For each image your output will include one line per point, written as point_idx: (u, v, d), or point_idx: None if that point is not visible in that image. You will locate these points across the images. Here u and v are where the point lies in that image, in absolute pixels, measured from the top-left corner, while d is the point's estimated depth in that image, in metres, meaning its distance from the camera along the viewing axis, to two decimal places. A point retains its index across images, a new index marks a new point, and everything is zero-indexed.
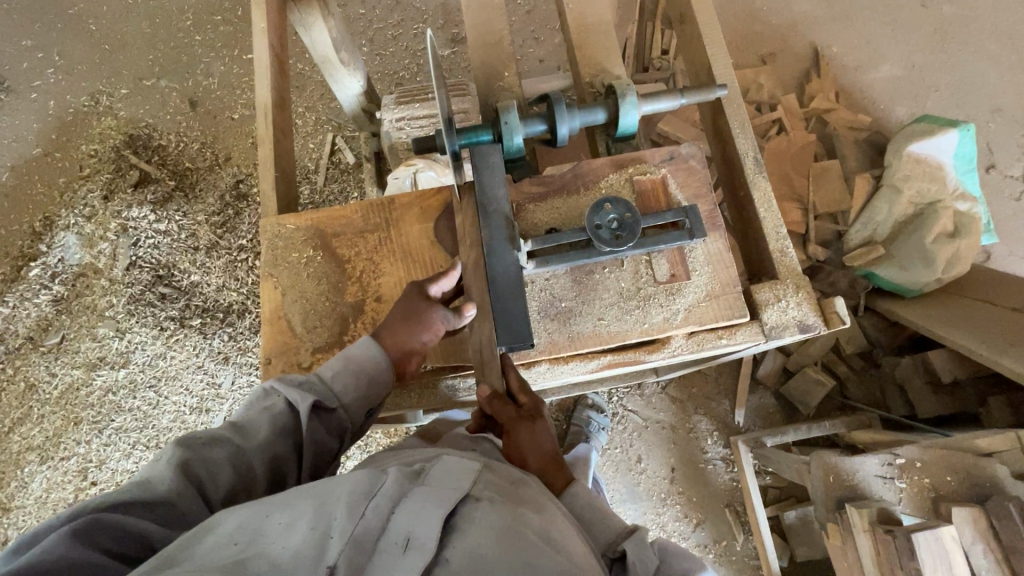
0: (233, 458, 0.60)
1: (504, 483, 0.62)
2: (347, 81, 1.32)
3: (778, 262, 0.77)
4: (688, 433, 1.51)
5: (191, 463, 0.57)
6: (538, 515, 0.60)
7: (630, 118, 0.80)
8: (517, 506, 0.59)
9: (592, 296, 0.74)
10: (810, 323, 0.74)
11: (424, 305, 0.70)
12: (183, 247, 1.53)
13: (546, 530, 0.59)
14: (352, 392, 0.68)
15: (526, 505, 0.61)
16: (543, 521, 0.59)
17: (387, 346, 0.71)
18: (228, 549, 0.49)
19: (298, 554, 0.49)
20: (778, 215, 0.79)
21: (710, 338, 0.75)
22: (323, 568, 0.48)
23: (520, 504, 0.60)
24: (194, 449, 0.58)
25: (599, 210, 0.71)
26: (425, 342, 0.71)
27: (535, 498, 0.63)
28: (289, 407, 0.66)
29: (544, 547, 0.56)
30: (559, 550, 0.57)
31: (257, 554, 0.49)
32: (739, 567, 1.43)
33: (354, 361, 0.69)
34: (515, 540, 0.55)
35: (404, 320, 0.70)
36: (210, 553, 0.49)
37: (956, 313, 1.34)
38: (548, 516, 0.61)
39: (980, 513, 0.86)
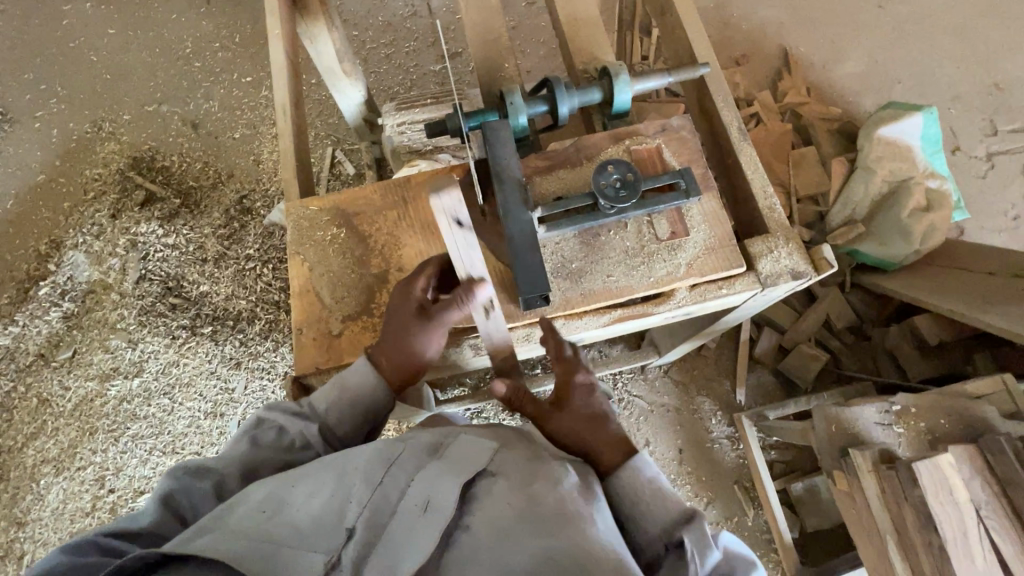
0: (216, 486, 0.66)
1: (522, 460, 0.65)
2: (349, 91, 1.39)
3: (769, 218, 0.83)
4: (693, 413, 1.55)
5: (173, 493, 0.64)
6: (552, 491, 0.62)
7: (624, 96, 0.88)
8: (533, 482, 0.63)
9: (600, 255, 0.80)
10: (801, 269, 0.80)
11: (407, 319, 0.73)
12: (192, 259, 1.57)
13: (561, 500, 0.61)
14: (340, 416, 0.73)
15: (543, 478, 0.63)
16: (557, 494, 0.61)
17: (381, 368, 0.74)
18: (260, 517, 0.59)
19: (321, 519, 0.59)
20: (765, 177, 0.86)
21: (711, 289, 0.80)
22: (343, 530, 0.59)
23: (537, 478, 0.63)
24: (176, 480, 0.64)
25: (603, 172, 0.78)
26: (411, 355, 0.74)
27: (552, 471, 0.64)
28: (280, 434, 0.72)
29: (560, 518, 0.59)
30: (573, 523, 0.59)
31: (284, 521, 0.58)
32: (752, 543, 1.45)
33: (340, 385, 0.73)
34: (530, 516, 0.59)
35: (393, 343, 0.73)
36: (244, 520, 0.58)
37: (935, 280, 1.41)
38: (564, 491, 0.62)
39: (974, 449, 0.90)
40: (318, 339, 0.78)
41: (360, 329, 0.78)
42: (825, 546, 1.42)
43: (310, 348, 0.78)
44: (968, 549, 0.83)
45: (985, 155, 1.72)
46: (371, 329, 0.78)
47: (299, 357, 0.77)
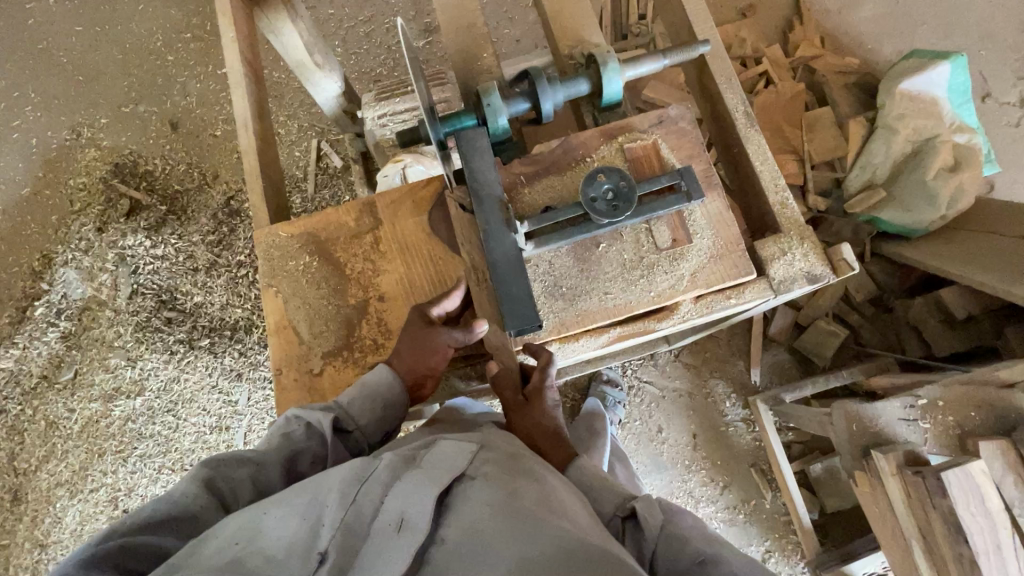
0: (254, 477, 0.61)
1: (502, 460, 0.62)
2: (324, 84, 1.29)
3: (781, 214, 0.76)
4: (706, 397, 1.51)
5: (215, 478, 0.59)
6: (534, 486, 0.59)
7: (614, 86, 0.79)
8: (513, 481, 0.59)
9: (595, 272, 0.73)
10: (818, 273, 0.73)
11: (428, 329, 0.71)
12: (183, 269, 1.53)
13: (543, 497, 0.57)
14: (368, 416, 0.69)
15: (523, 477, 0.60)
16: (538, 489, 0.58)
17: (400, 369, 0.72)
18: (231, 549, 0.51)
19: (293, 545, 0.51)
20: (776, 167, 0.78)
21: (718, 300, 0.74)
22: (315, 555, 0.51)
23: (519, 476, 0.60)
24: (217, 467, 0.59)
25: (593, 181, 0.70)
26: (430, 364, 0.73)
27: (531, 470, 0.61)
28: (307, 428, 0.67)
29: (544, 514, 0.54)
30: (554, 520, 0.54)
31: (257, 549, 0.51)
32: (770, 525, 1.43)
33: (369, 384, 0.71)
34: (513, 515, 0.54)
35: (411, 345, 0.71)
36: (214, 555, 0.50)
37: (965, 249, 1.29)
38: (545, 486, 0.60)
39: (1007, 444, 0.84)
40: (298, 379, 0.74)
41: (341, 366, 0.75)
42: (844, 524, 1.40)
43: (292, 390, 0.74)
44: (1000, 559, 0.79)
45: (1019, 101, 1.57)
46: (352, 366, 0.75)
47: (281, 400, 0.74)
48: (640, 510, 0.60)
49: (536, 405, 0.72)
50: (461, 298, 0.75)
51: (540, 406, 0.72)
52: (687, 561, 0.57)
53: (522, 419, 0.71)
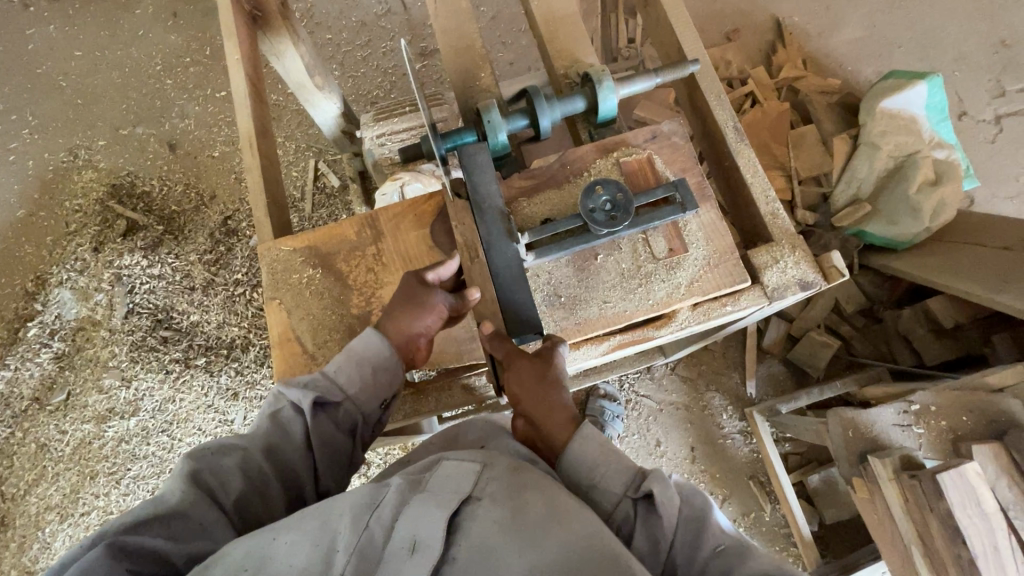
0: (241, 463, 0.63)
1: (507, 476, 0.60)
2: (324, 105, 1.31)
3: (772, 225, 0.78)
4: (703, 409, 1.52)
5: (201, 472, 0.60)
6: (542, 499, 0.58)
7: (609, 103, 0.82)
8: (521, 496, 0.58)
9: (595, 281, 0.75)
10: (810, 279, 0.75)
11: (424, 289, 0.72)
12: (179, 288, 1.53)
13: (551, 510, 0.57)
14: (356, 383, 0.69)
15: (529, 491, 0.59)
16: (546, 503, 0.57)
17: (392, 332, 0.72)
18: None
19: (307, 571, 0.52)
20: (766, 180, 0.81)
21: (715, 307, 0.75)
22: None
23: (525, 492, 0.58)
24: (202, 459, 0.61)
25: (591, 194, 0.73)
26: (421, 326, 0.72)
27: (539, 481, 0.60)
28: (294, 408, 0.68)
29: (549, 528, 0.55)
30: (562, 534, 0.54)
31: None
32: (770, 538, 1.43)
33: (357, 350, 0.70)
34: (520, 530, 0.54)
35: (406, 305, 0.72)
36: None
37: (950, 259, 1.33)
38: (552, 497, 0.58)
39: (1000, 448, 0.86)
40: None
41: None
42: (843, 536, 1.40)
43: None
44: (998, 561, 0.80)
45: (994, 118, 1.64)
46: None
47: None
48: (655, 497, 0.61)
49: (550, 362, 0.70)
50: (456, 267, 0.75)
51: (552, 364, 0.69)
52: (707, 550, 0.60)
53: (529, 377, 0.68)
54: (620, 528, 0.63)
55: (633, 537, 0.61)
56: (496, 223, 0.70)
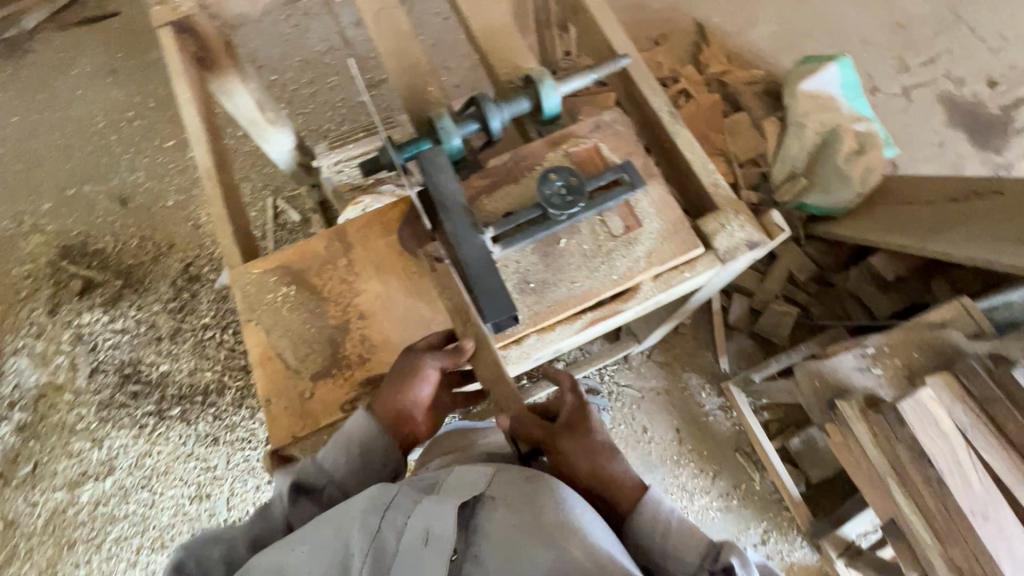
0: (225, 557, 0.63)
1: (520, 481, 0.67)
2: (277, 138, 1.30)
3: (716, 194, 0.84)
4: (682, 391, 1.57)
5: (184, 562, 0.61)
6: (555, 501, 0.63)
7: (552, 101, 0.87)
8: (532, 504, 0.64)
9: (561, 264, 0.79)
10: (756, 239, 0.81)
11: (416, 356, 0.73)
12: (145, 340, 1.49)
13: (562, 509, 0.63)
14: (342, 469, 0.70)
15: (542, 490, 0.65)
16: (556, 504, 0.63)
17: (397, 404, 0.73)
18: None
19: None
20: (704, 155, 0.87)
21: (674, 275, 0.80)
22: None
23: (538, 496, 0.65)
24: (187, 549, 0.62)
25: (546, 181, 0.78)
26: (421, 391, 0.73)
27: (553, 487, 0.65)
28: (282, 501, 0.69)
29: (560, 534, 0.60)
30: (570, 540, 0.59)
31: None
32: (763, 506, 1.47)
33: (346, 437, 0.71)
34: (537, 532, 0.61)
35: (401, 380, 0.73)
36: None
37: (884, 218, 1.43)
38: (566, 499, 0.64)
39: (951, 377, 0.93)
40: (289, 407, 0.76)
41: (332, 388, 0.76)
42: (830, 493, 1.46)
43: (284, 418, 0.76)
44: (960, 473, 0.86)
45: (902, 91, 1.79)
46: (343, 386, 0.76)
47: (274, 429, 0.75)
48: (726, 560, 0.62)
49: (585, 420, 0.77)
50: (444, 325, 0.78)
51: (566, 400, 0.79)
52: None
53: (571, 447, 0.74)
54: None
55: None
56: (461, 218, 0.74)
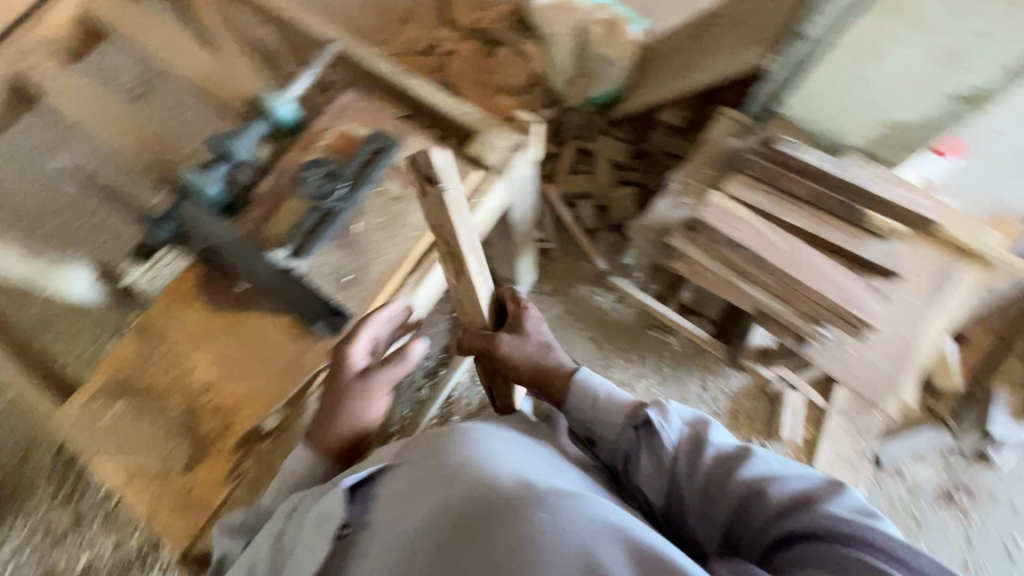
0: None
1: (423, 444, 0.72)
2: (76, 279, 1.30)
3: (467, 120, 0.90)
4: (580, 303, 1.68)
5: None
6: (446, 451, 0.67)
7: (284, 110, 0.91)
8: (431, 456, 0.68)
9: (363, 248, 0.81)
10: (518, 141, 0.88)
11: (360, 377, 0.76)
12: (52, 543, 1.37)
13: (453, 456, 0.66)
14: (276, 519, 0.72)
15: (439, 443, 0.70)
16: (452, 451, 0.67)
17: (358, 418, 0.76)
18: None
19: None
20: (443, 93, 0.92)
21: (468, 205, 0.85)
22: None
23: (434, 450, 0.69)
24: None
25: (305, 182, 0.83)
26: (371, 415, 0.76)
27: (449, 439, 0.70)
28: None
29: (449, 475, 0.63)
30: (457, 478, 0.62)
31: None
32: (689, 359, 1.62)
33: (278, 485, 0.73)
34: (432, 478, 0.64)
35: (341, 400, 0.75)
36: None
37: (654, 79, 1.61)
38: (462, 448, 0.68)
39: (740, 174, 1.10)
40: (177, 504, 0.74)
41: (208, 460, 0.77)
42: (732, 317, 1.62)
43: (176, 518, 0.75)
44: (769, 241, 1.04)
45: None
46: (218, 450, 0.77)
47: (170, 532, 0.74)
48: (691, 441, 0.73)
49: (519, 322, 0.92)
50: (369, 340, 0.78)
51: (527, 332, 0.91)
52: (713, 467, 0.70)
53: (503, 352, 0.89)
54: (630, 452, 0.77)
55: (639, 462, 0.75)
56: (242, 249, 0.79)
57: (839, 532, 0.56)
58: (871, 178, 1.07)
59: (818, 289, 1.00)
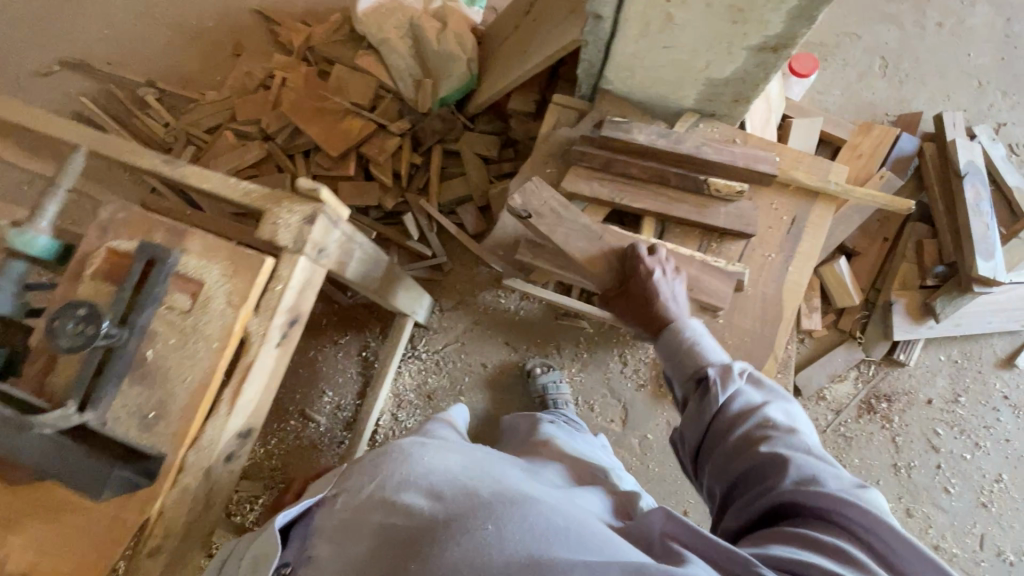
0: None
1: (369, 463, 0.68)
2: None
3: (251, 199, 0.81)
4: (486, 310, 1.64)
5: None
6: (393, 475, 0.64)
7: (39, 241, 0.80)
8: (376, 479, 0.65)
9: (162, 378, 0.73)
10: (310, 211, 0.79)
11: None
12: None
13: (399, 480, 0.63)
14: None
15: (387, 463, 0.66)
16: (395, 473, 0.64)
17: None
18: None
19: None
20: (220, 173, 0.83)
21: (271, 296, 0.78)
22: None
23: (380, 470, 0.66)
24: None
25: (57, 329, 0.69)
26: None
27: (395, 458, 0.67)
28: None
29: (390, 508, 0.60)
30: (403, 509, 0.59)
31: None
32: (605, 338, 1.60)
33: None
34: (377, 507, 0.61)
35: None
36: None
37: (500, 65, 1.54)
38: (408, 469, 0.64)
39: (574, 168, 1.06)
40: None
41: None
42: None
43: None
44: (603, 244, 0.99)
45: None
46: None
47: None
48: (741, 402, 0.75)
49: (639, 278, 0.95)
50: None
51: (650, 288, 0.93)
52: (752, 435, 0.70)
53: (621, 303, 0.96)
54: (688, 405, 0.81)
55: (691, 416, 0.79)
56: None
57: (821, 507, 0.59)
58: (705, 144, 1.02)
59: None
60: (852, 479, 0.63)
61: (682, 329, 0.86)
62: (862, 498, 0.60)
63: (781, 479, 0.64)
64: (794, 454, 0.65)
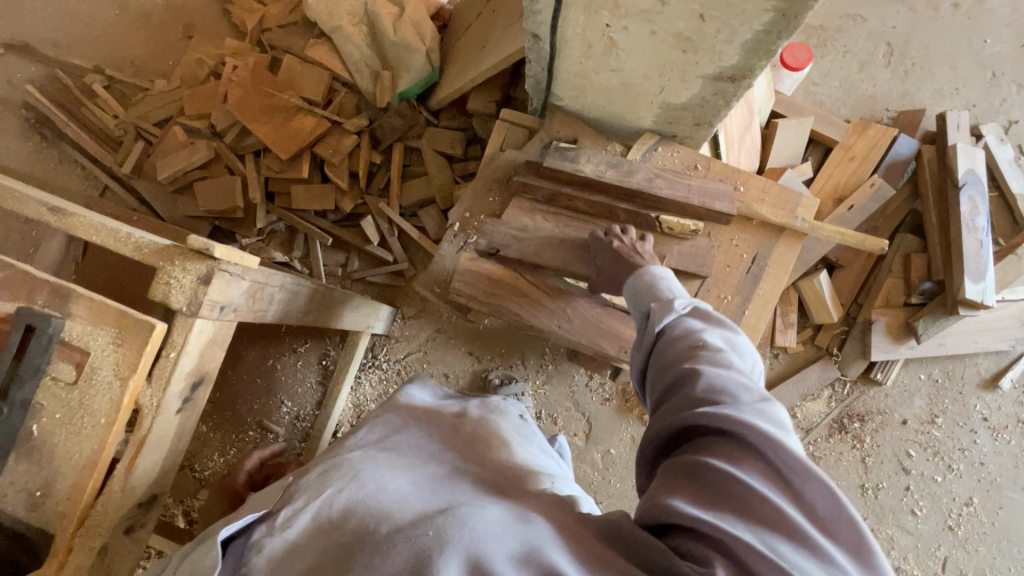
0: None
1: (317, 476, 0.64)
2: None
3: (145, 254, 0.74)
4: (449, 319, 1.58)
5: None
6: (343, 489, 0.61)
7: None
8: (323, 494, 0.61)
9: (49, 454, 0.70)
10: (204, 271, 0.72)
11: None
12: None
13: (351, 496, 0.60)
14: None
15: (338, 477, 0.63)
16: (347, 490, 0.61)
17: None
18: None
19: None
20: (112, 223, 0.76)
21: (164, 364, 0.72)
22: None
23: (329, 483, 0.62)
24: None
25: None
26: None
27: (348, 473, 0.63)
28: None
29: (341, 523, 0.58)
30: (351, 525, 0.57)
31: None
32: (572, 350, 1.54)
33: None
34: (325, 526, 0.58)
35: None
36: None
37: (462, 59, 1.40)
38: (360, 483, 0.62)
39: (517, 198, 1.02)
40: None
41: None
42: None
43: None
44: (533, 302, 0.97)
45: None
46: None
47: None
48: (680, 326, 0.70)
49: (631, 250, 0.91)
50: None
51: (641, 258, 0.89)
52: (687, 352, 0.66)
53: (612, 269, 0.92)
54: (637, 334, 0.76)
55: (639, 349, 0.74)
56: None
57: (727, 430, 0.56)
58: (659, 175, 0.96)
59: (592, 341, 0.98)
60: (761, 394, 0.60)
61: (648, 272, 0.80)
62: (765, 414, 0.58)
63: (695, 399, 0.60)
64: (710, 367, 0.62)
